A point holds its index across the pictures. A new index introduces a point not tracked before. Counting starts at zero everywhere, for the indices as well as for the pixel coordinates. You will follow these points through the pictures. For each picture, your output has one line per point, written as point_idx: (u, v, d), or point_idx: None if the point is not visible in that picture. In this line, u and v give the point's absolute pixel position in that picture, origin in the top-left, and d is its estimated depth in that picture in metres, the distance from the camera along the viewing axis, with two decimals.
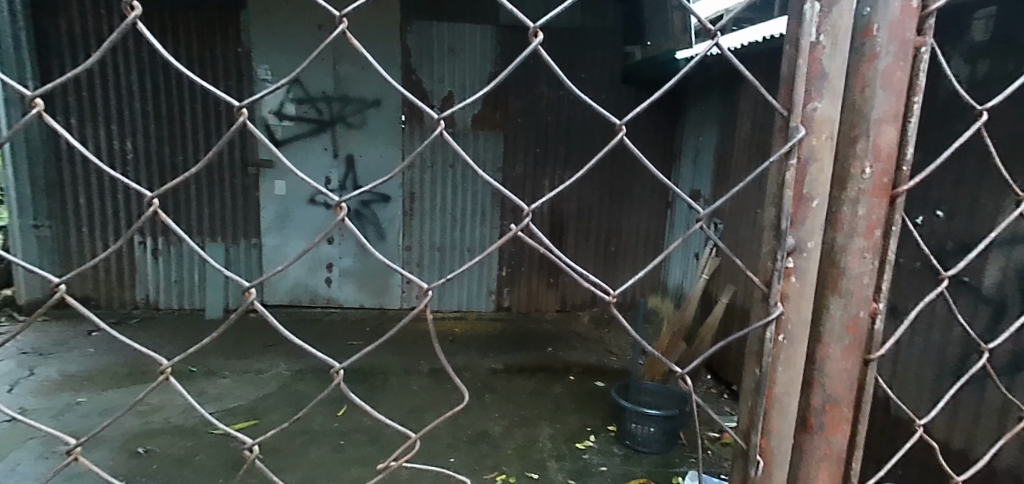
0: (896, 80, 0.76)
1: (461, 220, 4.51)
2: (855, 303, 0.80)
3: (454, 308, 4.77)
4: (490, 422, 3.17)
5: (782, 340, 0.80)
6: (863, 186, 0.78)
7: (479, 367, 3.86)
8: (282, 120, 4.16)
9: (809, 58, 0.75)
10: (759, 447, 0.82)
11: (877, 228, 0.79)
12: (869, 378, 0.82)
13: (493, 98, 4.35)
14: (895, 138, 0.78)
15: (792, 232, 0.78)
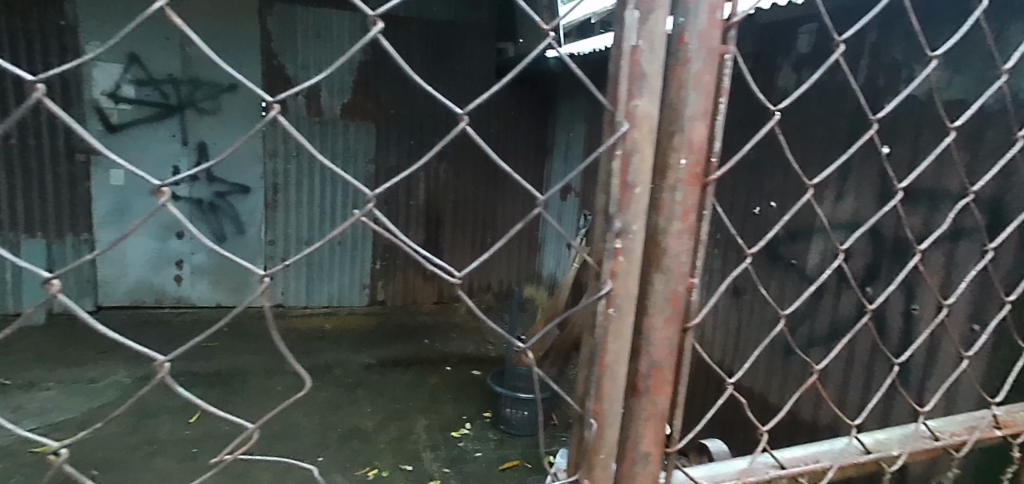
0: (708, 84, 0.59)
1: (332, 211, 4.36)
2: (676, 273, 0.62)
3: (323, 305, 4.60)
4: (363, 417, 3.11)
5: (612, 311, 0.61)
6: (681, 173, 0.60)
7: (351, 363, 3.77)
8: (118, 103, 3.77)
9: (627, 61, 0.57)
10: (593, 413, 0.63)
11: (694, 212, 0.61)
12: (691, 346, 0.64)
13: (363, 87, 4.25)
14: (708, 139, 0.60)
15: (617, 215, 0.59)
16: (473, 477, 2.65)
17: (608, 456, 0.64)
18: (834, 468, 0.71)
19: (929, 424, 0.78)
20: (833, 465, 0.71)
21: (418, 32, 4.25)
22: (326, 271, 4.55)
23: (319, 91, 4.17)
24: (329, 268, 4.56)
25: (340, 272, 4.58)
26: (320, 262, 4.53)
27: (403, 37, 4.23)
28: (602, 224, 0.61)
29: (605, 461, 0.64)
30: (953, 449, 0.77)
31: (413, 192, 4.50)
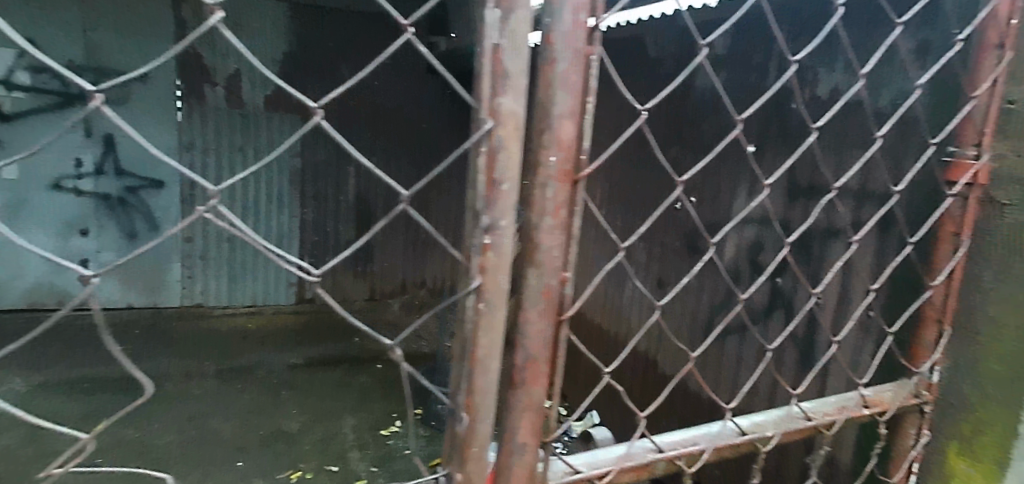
0: (577, 81, 0.53)
1: (257, 206, 4.23)
2: (548, 268, 0.56)
3: (247, 304, 4.44)
4: (288, 419, 3.02)
5: (483, 308, 0.54)
6: (551, 171, 0.54)
7: (277, 363, 3.66)
8: (12, 91, 3.48)
9: (490, 60, 0.50)
10: (465, 410, 0.56)
11: (567, 207, 0.55)
12: (563, 342, 0.58)
13: (287, 79, 4.06)
14: (578, 136, 0.54)
15: (487, 211, 0.52)
16: (403, 476, 2.63)
17: (484, 451, 0.58)
18: (709, 450, 0.73)
19: (802, 406, 0.81)
20: (707, 448, 0.73)
21: (346, 24, 4.15)
22: (249, 268, 4.39)
23: (240, 80, 3.98)
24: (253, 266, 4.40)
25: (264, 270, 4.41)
26: (241, 260, 4.35)
27: (330, 28, 4.12)
28: (469, 219, 0.53)
29: (479, 454, 0.57)
30: (823, 427, 0.81)
31: (342, 188, 4.40)
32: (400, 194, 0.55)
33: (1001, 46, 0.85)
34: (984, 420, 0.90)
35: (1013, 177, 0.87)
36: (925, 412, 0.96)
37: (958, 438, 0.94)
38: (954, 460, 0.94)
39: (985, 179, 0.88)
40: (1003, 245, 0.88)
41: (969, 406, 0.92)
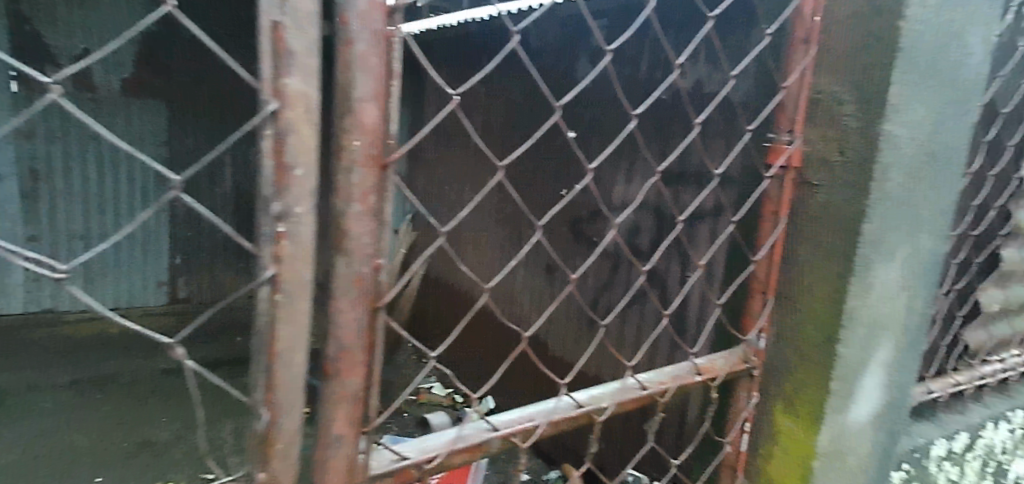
0: (375, 62, 0.52)
1: (116, 201, 3.83)
2: (356, 254, 0.55)
3: (109, 307, 4.06)
4: (155, 428, 2.79)
5: (281, 300, 0.53)
6: (354, 155, 0.53)
7: (145, 369, 3.37)
8: None
9: (269, 37, 0.48)
10: (267, 405, 0.54)
11: (376, 193, 0.54)
12: (379, 329, 0.58)
13: (145, 60, 3.92)
14: (380, 119, 0.53)
15: (278, 196, 0.51)
16: None
17: (294, 443, 0.57)
18: (543, 425, 0.75)
19: (638, 377, 0.86)
20: (542, 422, 0.75)
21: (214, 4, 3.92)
22: (109, 269, 4.02)
23: (87, 65, 3.77)
24: (114, 265, 4.03)
25: (128, 270, 4.07)
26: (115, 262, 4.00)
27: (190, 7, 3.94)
28: (259, 206, 0.52)
29: (285, 450, 0.56)
30: (657, 395, 0.87)
31: (217, 180, 4.12)
32: (169, 178, 0.47)
33: (806, 41, 0.97)
34: (799, 381, 1.06)
35: (821, 158, 1.00)
36: (753, 376, 1.11)
37: (782, 397, 1.09)
38: (780, 417, 1.09)
39: (796, 161, 1.01)
40: (811, 224, 1.02)
41: (790, 368, 1.07)
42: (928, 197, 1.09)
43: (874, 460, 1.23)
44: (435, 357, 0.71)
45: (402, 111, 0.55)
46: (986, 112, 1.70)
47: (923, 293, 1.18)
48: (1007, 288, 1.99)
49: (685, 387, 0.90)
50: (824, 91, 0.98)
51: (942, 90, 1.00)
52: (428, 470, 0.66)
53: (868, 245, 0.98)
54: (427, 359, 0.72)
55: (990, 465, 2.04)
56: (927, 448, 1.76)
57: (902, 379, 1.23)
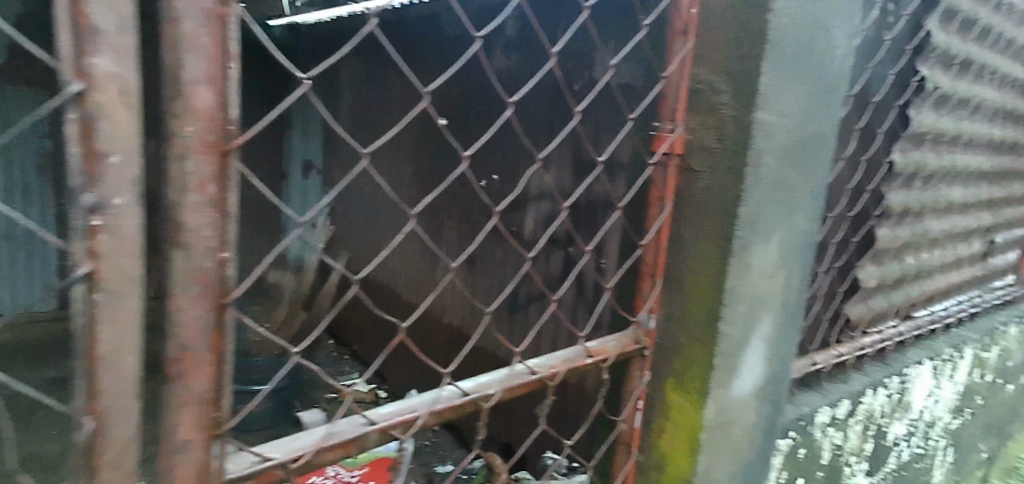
0: (204, 41, 0.50)
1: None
2: (195, 249, 0.53)
3: None
4: (42, 442, 2.57)
5: (101, 300, 0.51)
6: (188, 142, 0.51)
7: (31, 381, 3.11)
8: None
9: (69, 11, 0.46)
10: (91, 413, 0.52)
11: (216, 182, 0.53)
12: (227, 325, 0.57)
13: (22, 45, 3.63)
14: (215, 102, 0.52)
15: (90, 188, 0.49)
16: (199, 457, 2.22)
17: (127, 451, 0.55)
18: (425, 415, 0.75)
19: (528, 363, 0.87)
20: (424, 413, 0.75)
21: None
22: None
23: None
24: None
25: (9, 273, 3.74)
26: None
27: None
28: (71, 197, 0.50)
29: (116, 460, 0.54)
30: (548, 379, 0.88)
31: None
32: None
33: (684, 33, 1.04)
34: (688, 359, 1.14)
35: (699, 144, 1.07)
36: (645, 356, 1.18)
37: (672, 375, 1.17)
38: (672, 394, 1.17)
39: (679, 148, 1.09)
40: (693, 209, 1.10)
41: (679, 347, 1.15)
42: (802, 181, 1.18)
43: (760, 430, 1.32)
44: (296, 351, 0.68)
45: (241, 95, 0.54)
46: (858, 101, 1.86)
47: (800, 272, 1.27)
48: (882, 265, 2.18)
49: (574, 369, 0.92)
50: (704, 82, 1.05)
51: (808, 81, 1.09)
52: (294, 469, 0.65)
53: (744, 228, 1.07)
54: (290, 354, 0.69)
55: (870, 429, 2.22)
56: (813, 415, 1.90)
57: (785, 353, 1.32)
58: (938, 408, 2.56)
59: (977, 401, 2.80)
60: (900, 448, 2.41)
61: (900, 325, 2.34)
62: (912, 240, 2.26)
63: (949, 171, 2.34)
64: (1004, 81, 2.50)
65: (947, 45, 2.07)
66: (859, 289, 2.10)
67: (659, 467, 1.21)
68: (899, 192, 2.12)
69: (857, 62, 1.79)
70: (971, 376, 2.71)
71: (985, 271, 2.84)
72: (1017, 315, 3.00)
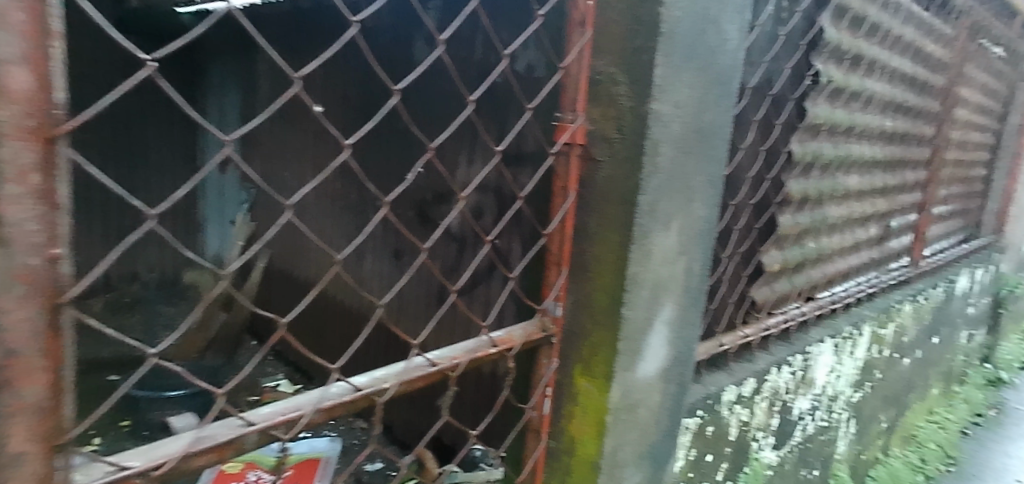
0: (18, 16, 0.48)
1: None
2: (15, 246, 0.50)
3: None
4: None
5: None
6: (4, 126, 0.48)
7: None
8: None
9: None
10: None
11: (39, 171, 0.51)
12: (60, 324, 0.54)
13: None
14: (35, 84, 0.49)
15: None
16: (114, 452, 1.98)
17: None
18: (309, 413, 0.73)
19: (428, 355, 0.87)
20: (310, 410, 0.73)
21: None
22: None
23: None
24: None
25: None
26: None
27: None
28: None
29: None
30: (448, 370, 0.88)
31: None
32: None
33: (582, 24, 1.06)
34: (594, 345, 1.16)
35: (600, 134, 1.10)
36: (552, 342, 1.20)
37: (580, 360, 1.19)
38: (579, 379, 1.19)
39: (580, 138, 1.11)
40: (596, 197, 1.12)
41: (586, 333, 1.17)
42: (699, 169, 1.22)
43: (666, 409, 1.37)
44: (153, 355, 0.63)
45: (64, 81, 0.52)
46: (756, 93, 1.96)
47: (701, 256, 1.33)
48: (784, 249, 2.30)
49: (476, 360, 0.92)
50: (603, 73, 1.07)
51: (702, 72, 1.13)
52: (156, 477, 0.61)
53: (644, 215, 1.10)
54: (146, 358, 0.63)
55: (776, 404, 2.35)
56: (719, 394, 1.99)
57: (688, 334, 1.37)
58: (840, 382, 2.75)
59: (874, 374, 3.03)
60: (806, 421, 2.56)
61: (803, 306, 2.48)
62: (812, 225, 2.41)
63: (844, 160, 2.50)
64: (892, 76, 2.68)
65: (839, 41, 2.20)
66: (762, 273, 2.21)
67: (569, 452, 1.23)
68: (798, 180, 2.24)
69: (755, 56, 1.88)
70: (870, 351, 2.95)
71: (881, 253, 3.06)
72: (910, 293, 3.25)
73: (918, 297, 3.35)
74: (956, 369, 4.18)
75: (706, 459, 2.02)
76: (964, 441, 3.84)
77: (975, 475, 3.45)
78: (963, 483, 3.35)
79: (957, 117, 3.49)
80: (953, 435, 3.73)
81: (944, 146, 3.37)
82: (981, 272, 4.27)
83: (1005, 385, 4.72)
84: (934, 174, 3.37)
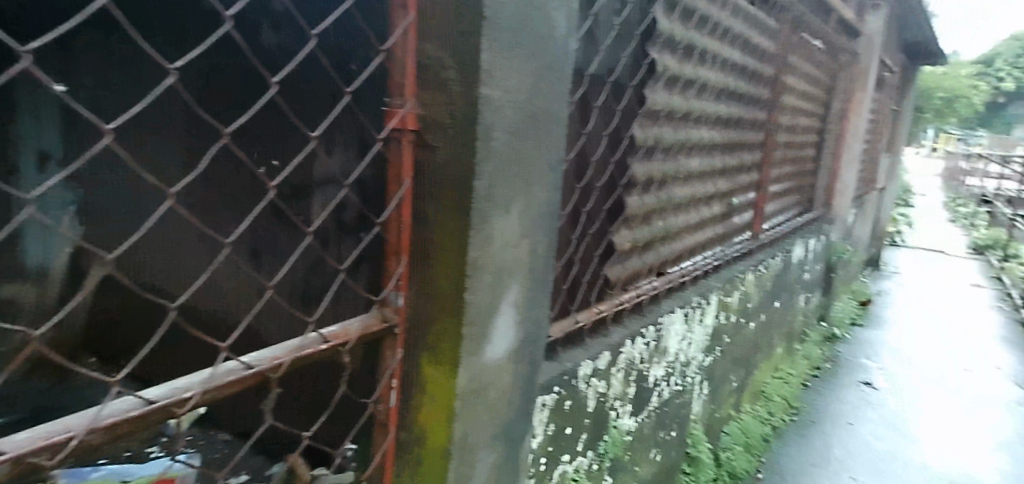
0: None
1: None
2: None
3: None
4: None
5: None
6: None
7: None
8: None
9: None
10: None
11: None
12: None
13: None
14: None
15: None
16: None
17: None
18: (82, 434, 0.65)
19: (243, 358, 0.83)
20: (82, 431, 0.65)
21: None
22: None
23: None
24: None
25: None
26: None
27: None
28: None
29: None
30: (270, 371, 0.84)
31: None
32: None
33: (404, 7, 1.04)
34: (439, 332, 1.15)
35: (433, 120, 1.10)
36: (395, 334, 1.18)
37: (427, 349, 1.18)
38: (427, 368, 1.18)
39: (410, 123, 1.07)
40: (431, 184, 1.12)
41: (430, 321, 1.16)
42: (537, 153, 1.24)
43: (519, 389, 1.39)
44: None
45: None
46: (595, 81, 2.05)
47: (544, 238, 1.36)
48: (634, 229, 2.43)
49: (301, 359, 0.88)
50: (430, 58, 1.06)
51: (532, 58, 1.15)
52: None
53: (480, 201, 1.10)
54: None
55: (632, 374, 2.49)
56: (575, 369, 2.07)
57: (536, 315, 1.40)
58: (691, 349, 2.97)
59: (722, 339, 3.31)
60: (661, 387, 2.74)
61: (654, 281, 2.65)
62: (658, 205, 2.56)
63: (685, 143, 2.68)
64: (723, 64, 2.91)
65: (672, 32, 2.35)
66: (614, 251, 2.31)
67: (419, 443, 1.22)
68: (643, 163, 2.37)
69: (593, 45, 1.96)
70: (718, 318, 3.23)
71: (725, 228, 3.35)
72: (751, 263, 3.59)
73: (759, 267, 3.70)
74: (797, 328, 4.69)
75: (565, 433, 2.09)
76: (803, 392, 4.33)
77: (811, 422, 3.92)
78: (802, 430, 3.80)
79: (784, 103, 3.88)
80: (795, 388, 4.19)
81: (774, 130, 3.72)
82: (813, 241, 4.81)
83: (838, 341, 5.40)
84: (765, 156, 3.72)
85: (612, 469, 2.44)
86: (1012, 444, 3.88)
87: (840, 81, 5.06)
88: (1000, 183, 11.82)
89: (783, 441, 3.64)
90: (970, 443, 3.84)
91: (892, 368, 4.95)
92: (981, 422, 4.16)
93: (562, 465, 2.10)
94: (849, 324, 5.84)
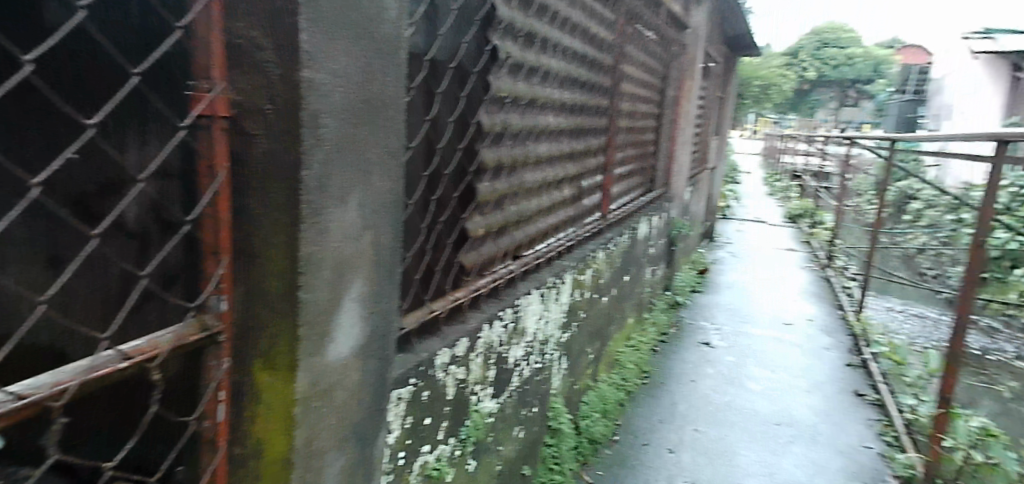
0: None
1: None
2: None
3: None
4: None
5: None
6: None
7: None
8: None
9: None
10: None
11: None
12: None
13: None
14: None
15: None
16: None
17: None
18: None
19: (10, 388, 0.70)
20: None
21: None
22: None
23: None
24: None
25: None
26: None
27: None
28: None
29: None
30: (49, 401, 0.72)
31: None
32: None
33: None
34: (273, 335, 1.07)
35: (250, 106, 1.01)
36: (218, 342, 1.08)
37: (260, 354, 1.09)
38: (260, 375, 1.09)
39: (220, 109, 0.99)
40: (251, 176, 1.03)
41: (261, 323, 1.08)
42: (375, 140, 1.19)
43: (369, 385, 1.34)
44: None
45: None
46: (436, 65, 2.01)
47: (389, 228, 1.31)
48: (486, 214, 2.43)
49: (93, 381, 0.78)
50: (243, 38, 0.97)
51: (361, 40, 1.10)
52: None
53: (312, 192, 1.03)
54: None
55: (491, 358, 2.52)
56: (432, 359, 2.04)
57: (385, 307, 1.35)
58: (548, 327, 3.06)
59: (578, 316, 3.46)
60: (521, 367, 2.80)
61: (509, 265, 2.69)
62: (510, 189, 2.59)
63: (533, 127, 2.73)
64: (565, 51, 3.00)
65: (512, 18, 2.36)
66: (467, 238, 2.30)
67: (257, 455, 1.13)
68: (491, 148, 2.38)
69: (432, 28, 1.93)
70: (573, 295, 3.36)
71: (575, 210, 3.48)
72: (601, 242, 3.79)
73: (608, 245, 3.90)
74: (645, 299, 5.05)
75: (424, 424, 2.06)
76: (653, 356, 4.67)
77: (660, 383, 4.23)
78: (653, 391, 4.10)
79: (624, 89, 4.10)
80: (645, 354, 4.50)
81: (616, 114, 3.93)
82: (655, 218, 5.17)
83: (681, 308, 5.89)
84: (610, 139, 3.91)
85: (475, 452, 2.45)
86: (823, 385, 4.45)
87: (672, 69, 5.46)
88: (806, 160, 13.51)
89: (637, 403, 3.90)
90: (791, 388, 4.34)
91: (727, 328, 5.49)
92: (799, 368, 4.72)
93: (423, 456, 2.07)
94: (690, 291, 6.38)
